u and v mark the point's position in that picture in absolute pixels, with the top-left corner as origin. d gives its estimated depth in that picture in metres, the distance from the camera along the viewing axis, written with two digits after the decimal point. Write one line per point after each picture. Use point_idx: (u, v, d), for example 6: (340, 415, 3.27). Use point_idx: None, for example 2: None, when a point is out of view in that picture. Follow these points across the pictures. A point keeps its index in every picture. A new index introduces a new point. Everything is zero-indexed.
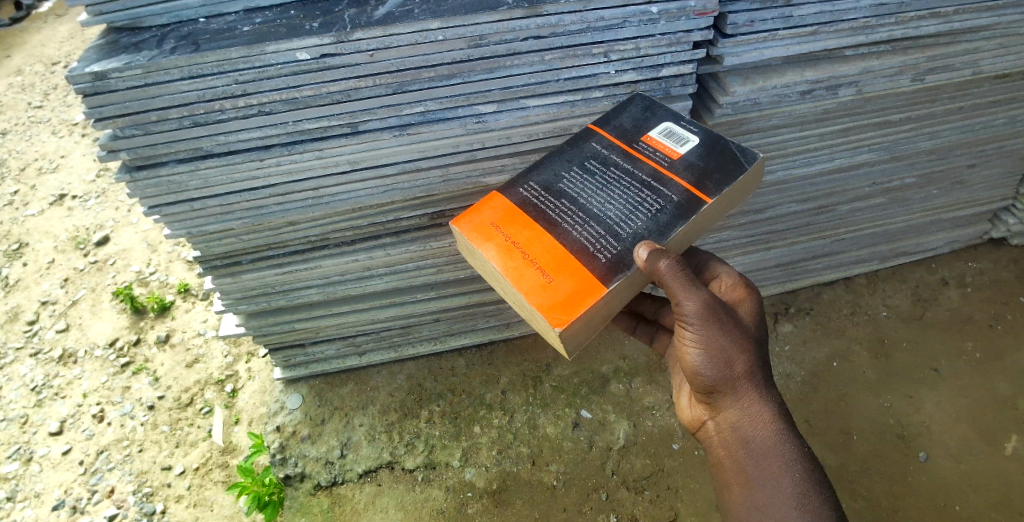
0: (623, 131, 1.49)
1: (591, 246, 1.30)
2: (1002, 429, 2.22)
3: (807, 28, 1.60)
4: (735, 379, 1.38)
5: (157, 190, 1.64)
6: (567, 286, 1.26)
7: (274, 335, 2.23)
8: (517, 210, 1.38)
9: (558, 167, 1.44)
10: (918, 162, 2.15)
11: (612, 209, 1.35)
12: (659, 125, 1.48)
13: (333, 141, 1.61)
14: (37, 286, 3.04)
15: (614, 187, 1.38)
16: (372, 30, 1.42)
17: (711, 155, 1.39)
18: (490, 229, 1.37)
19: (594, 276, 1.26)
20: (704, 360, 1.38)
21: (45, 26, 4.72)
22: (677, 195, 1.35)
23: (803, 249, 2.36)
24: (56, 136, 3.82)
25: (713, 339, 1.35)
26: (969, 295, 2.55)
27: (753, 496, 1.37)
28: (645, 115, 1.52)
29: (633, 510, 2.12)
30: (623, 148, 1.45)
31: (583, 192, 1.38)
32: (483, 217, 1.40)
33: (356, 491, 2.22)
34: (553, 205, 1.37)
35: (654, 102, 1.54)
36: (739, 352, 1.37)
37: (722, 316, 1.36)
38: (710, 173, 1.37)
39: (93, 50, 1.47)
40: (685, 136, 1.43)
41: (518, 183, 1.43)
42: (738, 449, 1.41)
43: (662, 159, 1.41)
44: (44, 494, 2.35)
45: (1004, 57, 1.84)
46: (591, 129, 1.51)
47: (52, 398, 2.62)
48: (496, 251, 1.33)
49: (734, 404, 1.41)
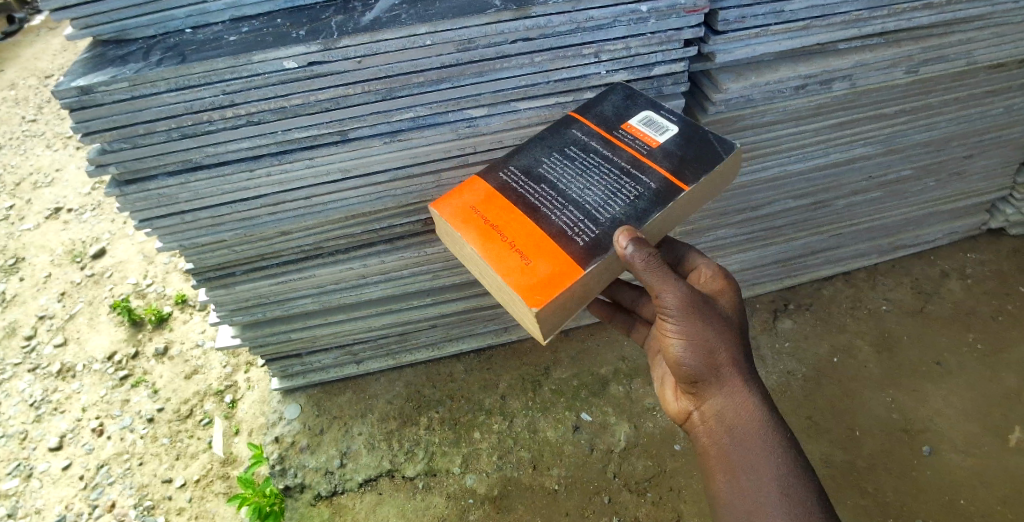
0: (604, 118, 1.48)
1: (570, 230, 1.29)
2: (1008, 422, 2.20)
3: (799, 23, 1.59)
4: (717, 368, 1.37)
5: (147, 203, 1.63)
6: (546, 269, 1.25)
7: (271, 346, 2.22)
8: (496, 193, 1.37)
9: (537, 153, 1.43)
10: (915, 155, 2.13)
11: (590, 194, 1.33)
12: (638, 114, 1.46)
13: (323, 149, 1.60)
14: (34, 301, 3.03)
15: (593, 173, 1.37)
16: (359, 37, 1.40)
17: (689, 144, 1.39)
18: (469, 215, 1.36)
19: (572, 258, 1.25)
20: (686, 350, 1.36)
21: (38, 39, 4.70)
22: (655, 183, 1.33)
23: (802, 244, 2.35)
24: (51, 149, 3.81)
25: (693, 329, 1.34)
26: (969, 287, 2.54)
27: (736, 485, 1.34)
28: (625, 103, 1.51)
29: (636, 513, 2.10)
30: (603, 135, 1.43)
31: (562, 178, 1.37)
32: (462, 200, 1.39)
33: (357, 501, 2.20)
34: (532, 190, 1.36)
35: (635, 91, 1.53)
36: (720, 341, 1.36)
37: (702, 306, 1.35)
38: (689, 162, 1.36)
39: (79, 64, 1.46)
40: (665, 124, 1.42)
41: (497, 168, 1.42)
42: (721, 438, 1.38)
43: (642, 147, 1.40)
44: (44, 510, 2.34)
45: (1000, 46, 1.82)
46: (572, 116, 1.50)
47: (51, 413, 2.61)
48: (475, 236, 1.32)
49: (717, 392, 1.39)
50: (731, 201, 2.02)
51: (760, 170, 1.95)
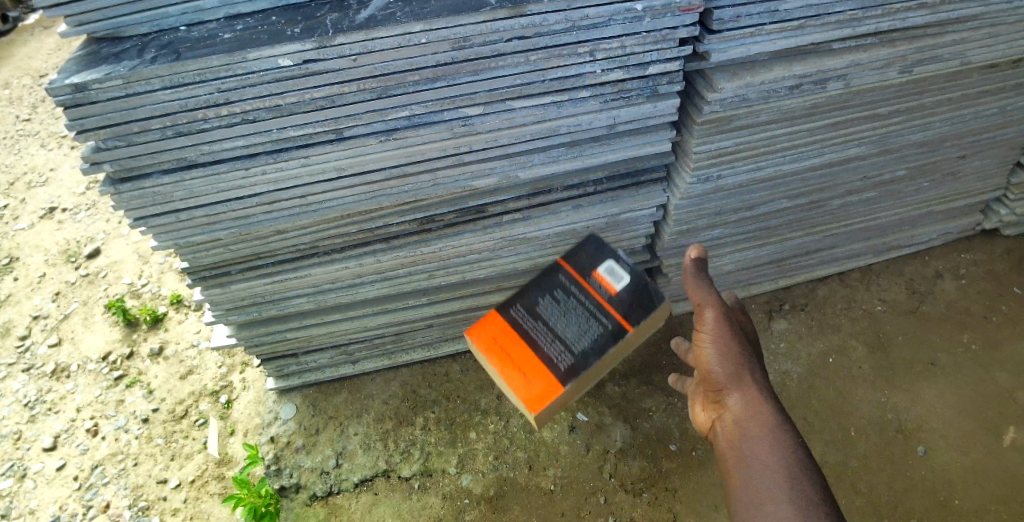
0: (582, 266, 1.98)
1: (555, 357, 1.90)
2: (1002, 421, 2.21)
3: (793, 23, 1.60)
4: (743, 376, 1.52)
5: (142, 202, 1.62)
6: (539, 386, 1.88)
7: (266, 345, 2.21)
8: (510, 329, 1.98)
9: (534, 293, 2.01)
10: (910, 155, 2.13)
11: (570, 331, 1.92)
12: (605, 262, 1.95)
13: (318, 148, 1.59)
14: (28, 301, 3.01)
15: (570, 315, 1.94)
16: (354, 35, 1.40)
17: (638, 292, 1.91)
18: (491, 343, 1.99)
19: (558, 379, 1.87)
20: (715, 357, 1.56)
21: (32, 39, 4.68)
22: (611, 325, 1.89)
23: (797, 244, 2.35)
24: (45, 149, 3.79)
25: (725, 340, 1.56)
26: (964, 286, 2.55)
27: (749, 474, 1.37)
28: (597, 252, 1.98)
29: (631, 513, 2.10)
30: (579, 282, 1.95)
31: (548, 317, 1.96)
32: (487, 333, 2.01)
33: (352, 501, 2.19)
34: (530, 326, 1.96)
35: (604, 242, 1.99)
36: (748, 358, 1.55)
37: (734, 325, 1.60)
38: (635, 308, 1.89)
39: (73, 62, 1.46)
40: (623, 274, 1.93)
41: (508, 305, 2.02)
42: (739, 435, 1.45)
43: (605, 293, 1.92)
44: (38, 511, 2.32)
45: (993, 46, 1.83)
46: (558, 263, 2.01)
47: (45, 414, 2.59)
48: (494, 359, 1.96)
49: (740, 398, 1.50)
50: (726, 201, 2.02)
51: (755, 169, 1.95)
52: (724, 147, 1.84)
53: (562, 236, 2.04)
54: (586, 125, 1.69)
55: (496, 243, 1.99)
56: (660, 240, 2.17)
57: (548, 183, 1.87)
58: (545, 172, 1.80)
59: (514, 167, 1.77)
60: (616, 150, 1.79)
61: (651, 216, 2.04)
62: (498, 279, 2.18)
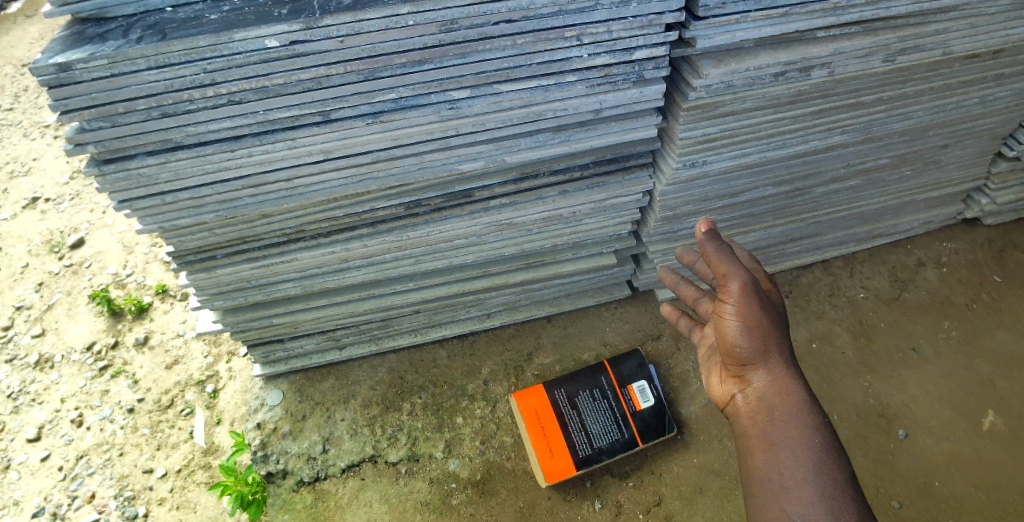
0: (621, 378, 2.24)
1: (578, 445, 2.13)
2: (980, 408, 2.26)
3: (778, 10, 1.61)
4: (768, 352, 1.43)
5: (127, 184, 1.62)
6: (559, 463, 2.10)
7: (253, 331, 2.22)
8: (549, 414, 2.18)
9: (574, 391, 2.22)
10: (893, 144, 2.16)
11: (595, 428, 2.16)
12: (640, 382, 2.23)
13: (304, 130, 1.59)
14: (11, 292, 2.98)
15: (600, 413, 2.18)
16: (341, 16, 1.39)
17: (658, 413, 2.18)
18: (532, 414, 2.18)
19: (575, 462, 2.10)
20: (742, 333, 1.43)
21: (15, 27, 4.58)
22: (627, 433, 2.15)
23: (780, 232, 2.38)
24: (27, 138, 3.74)
25: (753, 315, 1.43)
26: (945, 275, 2.59)
27: (775, 459, 1.33)
28: (638, 367, 2.26)
29: (618, 496, 2.13)
30: (613, 393, 2.21)
31: (585, 409, 2.19)
32: (530, 409, 2.19)
33: (340, 486, 2.20)
34: (567, 411, 2.18)
35: (646, 359, 2.27)
36: (775, 330, 1.44)
37: (762, 295, 1.45)
38: (648, 431, 2.16)
39: (57, 42, 1.44)
40: (652, 396, 2.21)
41: (552, 390, 2.22)
42: (763, 418, 1.40)
43: (632, 407, 2.19)
44: (23, 501, 2.31)
45: (974, 36, 1.85)
46: (606, 363, 2.27)
47: (29, 405, 2.57)
48: (531, 429, 2.15)
49: (764, 375, 1.43)
50: (710, 187, 2.05)
51: (739, 155, 1.97)
52: (709, 133, 1.86)
53: (549, 221, 2.05)
54: (572, 109, 1.70)
55: (482, 227, 2.00)
56: (645, 227, 2.21)
57: (533, 168, 1.88)
58: (530, 157, 1.81)
59: (500, 151, 1.78)
60: (602, 135, 1.80)
61: (637, 202, 2.06)
62: (485, 265, 2.19)
